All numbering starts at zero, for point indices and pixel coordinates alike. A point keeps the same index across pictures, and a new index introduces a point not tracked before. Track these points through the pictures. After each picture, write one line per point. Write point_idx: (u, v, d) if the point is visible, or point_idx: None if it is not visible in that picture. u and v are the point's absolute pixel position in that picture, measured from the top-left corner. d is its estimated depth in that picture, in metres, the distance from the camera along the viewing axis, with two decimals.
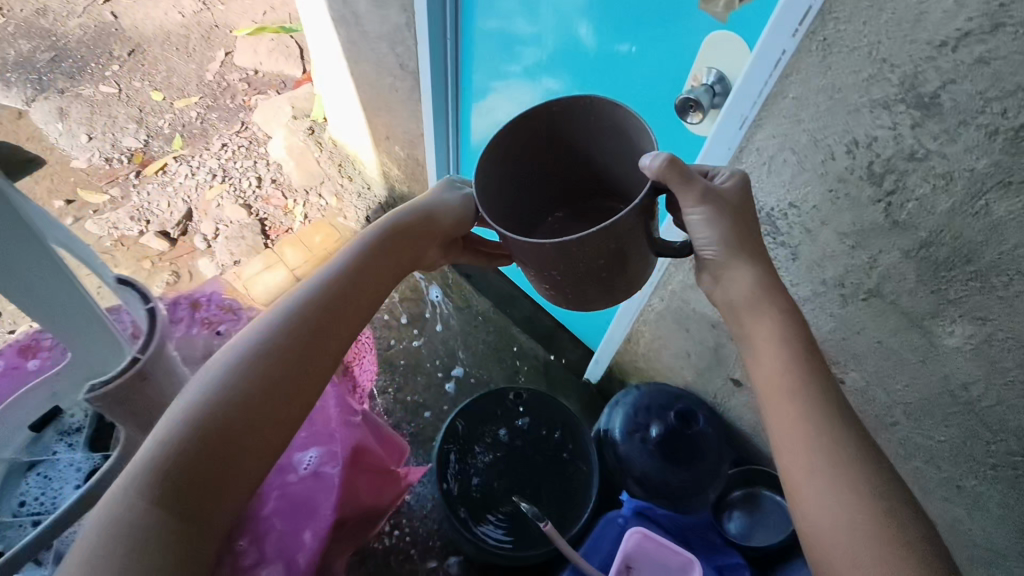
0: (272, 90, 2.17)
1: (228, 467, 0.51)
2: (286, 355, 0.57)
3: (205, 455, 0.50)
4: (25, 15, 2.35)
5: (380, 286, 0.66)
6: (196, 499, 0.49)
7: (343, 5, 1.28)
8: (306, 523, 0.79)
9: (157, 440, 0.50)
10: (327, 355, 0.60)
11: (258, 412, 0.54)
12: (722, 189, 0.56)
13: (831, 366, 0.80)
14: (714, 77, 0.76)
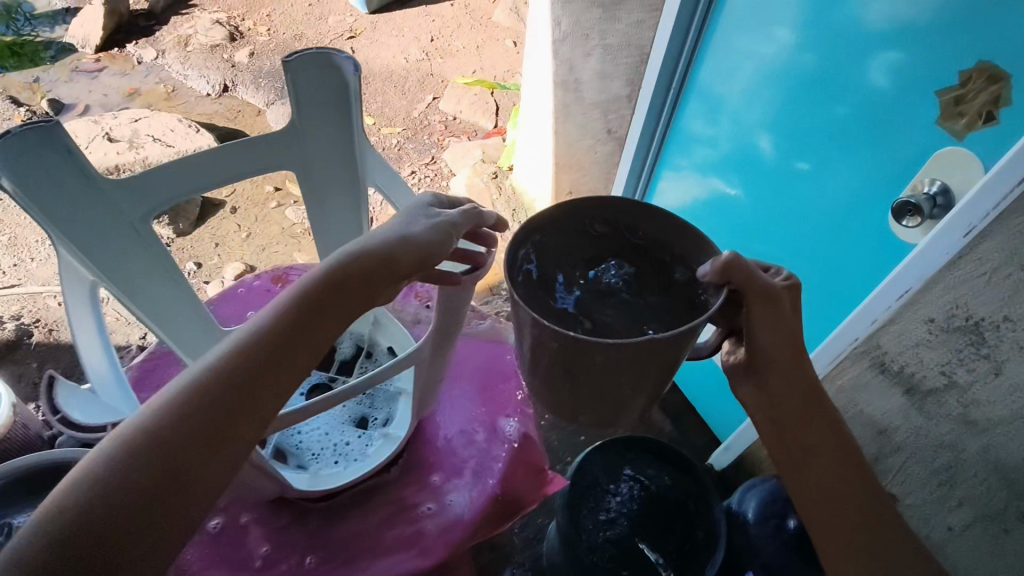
0: (463, 136, 2.37)
1: (187, 476, 0.53)
2: (232, 376, 0.56)
3: (172, 454, 0.52)
4: (284, 36, 2.76)
5: (350, 308, 0.63)
6: (168, 483, 0.51)
7: (566, 71, 1.40)
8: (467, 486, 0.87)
9: (164, 397, 0.54)
10: (264, 395, 0.58)
11: (206, 418, 0.54)
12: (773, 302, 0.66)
13: (1016, 497, 0.78)
14: (937, 188, 0.81)
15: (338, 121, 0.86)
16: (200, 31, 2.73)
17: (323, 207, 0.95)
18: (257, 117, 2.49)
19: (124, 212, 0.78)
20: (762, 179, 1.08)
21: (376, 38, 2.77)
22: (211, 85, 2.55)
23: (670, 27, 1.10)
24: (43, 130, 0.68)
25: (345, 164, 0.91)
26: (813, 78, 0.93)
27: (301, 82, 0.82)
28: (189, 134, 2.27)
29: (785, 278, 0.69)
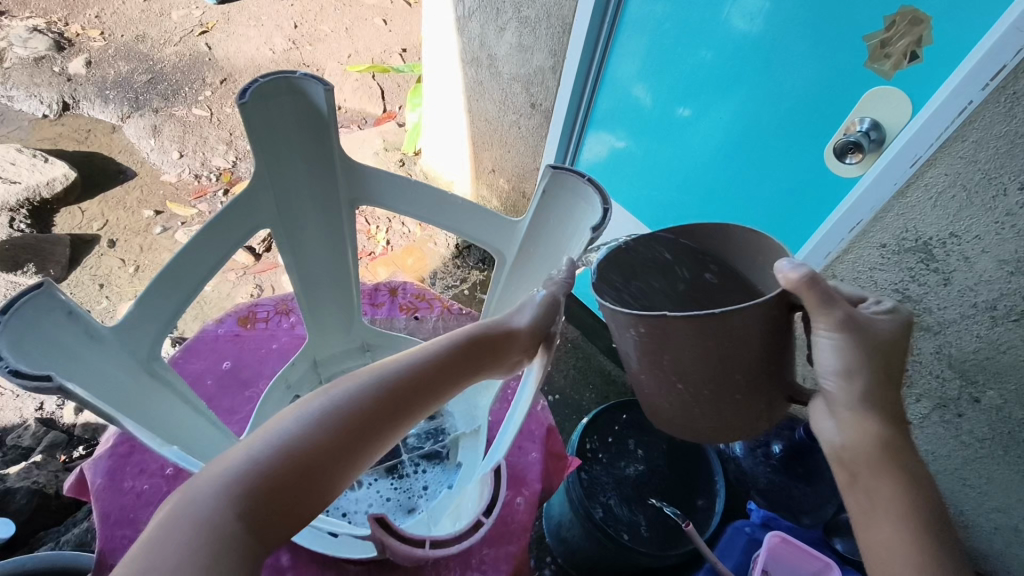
0: (354, 126, 2.18)
1: (331, 471, 0.45)
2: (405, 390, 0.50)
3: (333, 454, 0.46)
4: (123, 39, 2.44)
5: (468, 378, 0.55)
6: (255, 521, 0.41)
7: (480, 48, 1.42)
8: (514, 495, 0.81)
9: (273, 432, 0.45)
10: (404, 429, 0.51)
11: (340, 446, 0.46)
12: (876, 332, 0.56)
13: (968, 385, 0.89)
14: (868, 124, 0.87)
15: (321, 158, 0.63)
16: (16, 41, 2.34)
17: (301, 251, 0.69)
18: (113, 134, 2.21)
19: (119, 357, 0.49)
20: (655, 143, 1.22)
21: (232, 30, 2.52)
22: (47, 105, 2.21)
23: (588, 9, 1.14)
24: (43, 298, 0.41)
25: (326, 192, 0.66)
26: (685, 38, 1.06)
27: (264, 120, 0.57)
28: (36, 166, 1.97)
29: (883, 306, 0.58)
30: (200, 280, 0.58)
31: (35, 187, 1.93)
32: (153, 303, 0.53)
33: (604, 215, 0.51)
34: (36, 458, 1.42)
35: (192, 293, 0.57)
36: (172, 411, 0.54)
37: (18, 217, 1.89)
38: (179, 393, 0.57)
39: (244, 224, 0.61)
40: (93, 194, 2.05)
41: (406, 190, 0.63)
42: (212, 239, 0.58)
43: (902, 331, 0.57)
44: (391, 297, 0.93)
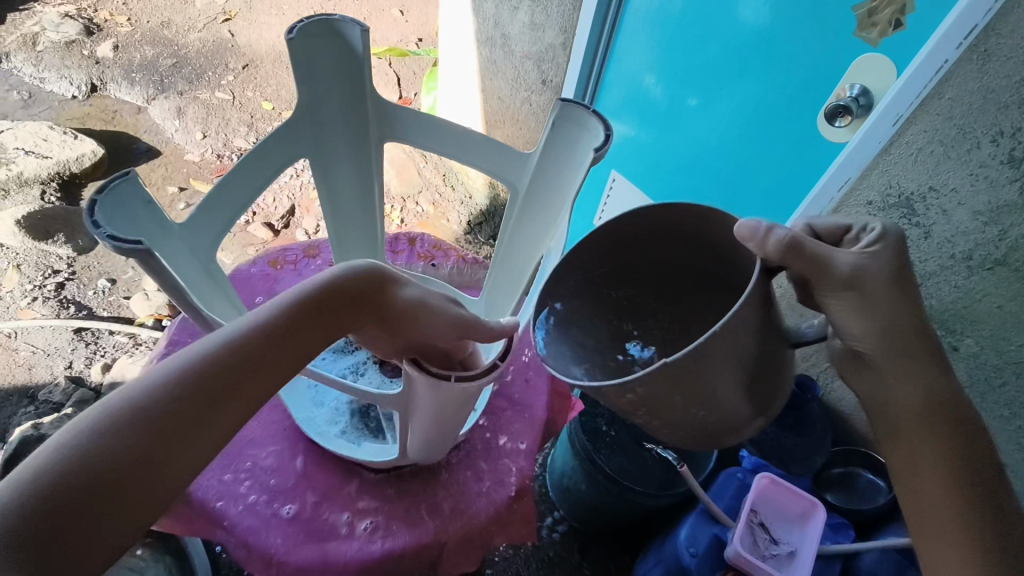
0: None
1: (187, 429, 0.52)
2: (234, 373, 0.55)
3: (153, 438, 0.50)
4: (150, 25, 2.53)
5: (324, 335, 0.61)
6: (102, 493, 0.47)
7: (494, 28, 1.49)
8: (521, 420, 0.88)
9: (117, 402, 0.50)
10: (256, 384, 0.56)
11: (189, 404, 0.52)
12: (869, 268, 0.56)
13: (947, 334, 0.95)
14: (858, 90, 0.93)
15: (355, 96, 0.70)
16: (48, 26, 2.44)
17: (332, 185, 0.77)
18: (139, 115, 2.29)
19: (181, 251, 0.57)
20: (657, 118, 1.29)
21: (254, 19, 2.61)
22: (77, 86, 2.30)
23: None
24: (132, 181, 0.49)
25: (356, 128, 0.73)
26: (687, 13, 1.13)
27: (308, 56, 0.65)
28: (67, 142, 2.06)
29: (875, 233, 0.58)
30: (246, 197, 0.64)
31: (65, 162, 2.02)
32: (213, 211, 0.61)
33: (606, 137, 0.58)
34: (67, 411, 1.51)
35: (243, 210, 0.64)
36: (221, 307, 0.61)
37: (48, 189, 1.98)
38: (226, 296, 0.65)
39: (285, 153, 0.68)
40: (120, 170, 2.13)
41: (432, 126, 0.70)
42: (260, 162, 0.65)
43: (903, 250, 0.57)
44: (408, 246, 1.00)
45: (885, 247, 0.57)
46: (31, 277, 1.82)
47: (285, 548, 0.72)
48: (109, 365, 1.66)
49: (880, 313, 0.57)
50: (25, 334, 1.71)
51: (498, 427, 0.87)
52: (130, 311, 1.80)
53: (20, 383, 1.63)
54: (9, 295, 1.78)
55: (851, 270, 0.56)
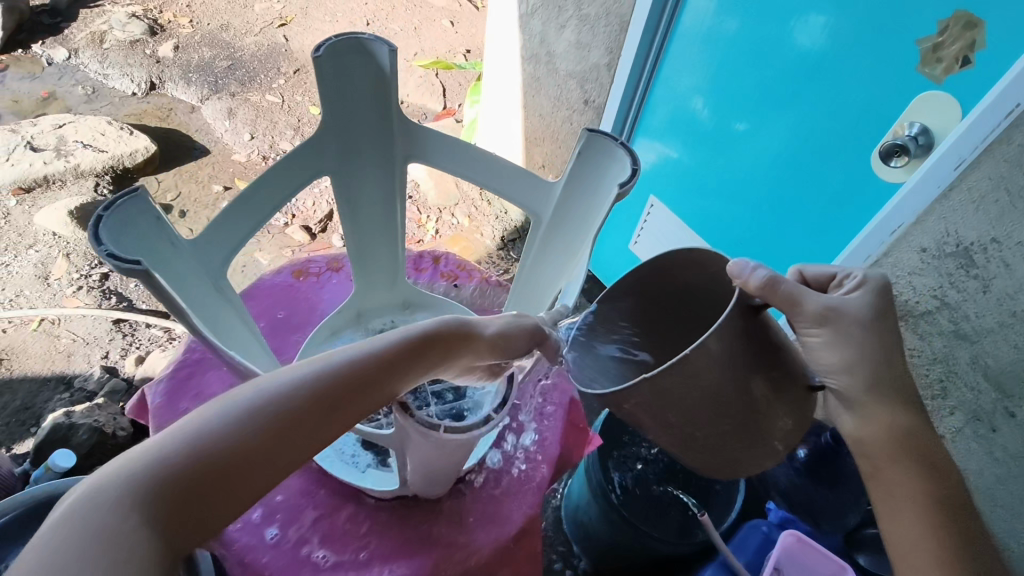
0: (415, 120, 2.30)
1: (309, 441, 0.47)
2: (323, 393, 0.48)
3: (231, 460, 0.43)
4: (210, 28, 2.61)
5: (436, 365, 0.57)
6: (203, 498, 0.42)
7: (539, 45, 1.47)
8: (533, 456, 0.85)
9: (247, 400, 0.45)
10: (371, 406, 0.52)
11: (317, 414, 0.48)
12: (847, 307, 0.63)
13: (1004, 398, 0.88)
14: (917, 129, 0.87)
15: (381, 117, 0.69)
16: (115, 25, 2.54)
17: (356, 204, 0.76)
18: (192, 114, 2.35)
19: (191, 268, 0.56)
20: (703, 139, 1.23)
21: (309, 25, 2.66)
22: (137, 83, 2.39)
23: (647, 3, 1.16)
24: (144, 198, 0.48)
25: (382, 148, 0.72)
26: (741, 39, 1.08)
27: (331, 75, 0.64)
28: (123, 137, 2.13)
29: (856, 280, 0.65)
30: (258, 219, 0.63)
31: (120, 156, 2.09)
32: (226, 230, 0.60)
33: (633, 173, 0.55)
34: (98, 401, 1.54)
35: (261, 226, 0.64)
36: (230, 325, 0.60)
37: (102, 182, 2.05)
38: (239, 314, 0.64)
39: (305, 170, 0.67)
40: (170, 167, 2.19)
41: (457, 150, 0.68)
42: (280, 178, 0.64)
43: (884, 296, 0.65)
44: (432, 264, 0.97)
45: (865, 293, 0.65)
46: (78, 267, 1.87)
47: (279, 570, 0.70)
48: (143, 357, 1.70)
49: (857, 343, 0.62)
50: (67, 322, 1.77)
51: (507, 461, 0.83)
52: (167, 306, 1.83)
53: (58, 370, 1.68)
54: (57, 282, 1.83)
55: (822, 310, 0.61)
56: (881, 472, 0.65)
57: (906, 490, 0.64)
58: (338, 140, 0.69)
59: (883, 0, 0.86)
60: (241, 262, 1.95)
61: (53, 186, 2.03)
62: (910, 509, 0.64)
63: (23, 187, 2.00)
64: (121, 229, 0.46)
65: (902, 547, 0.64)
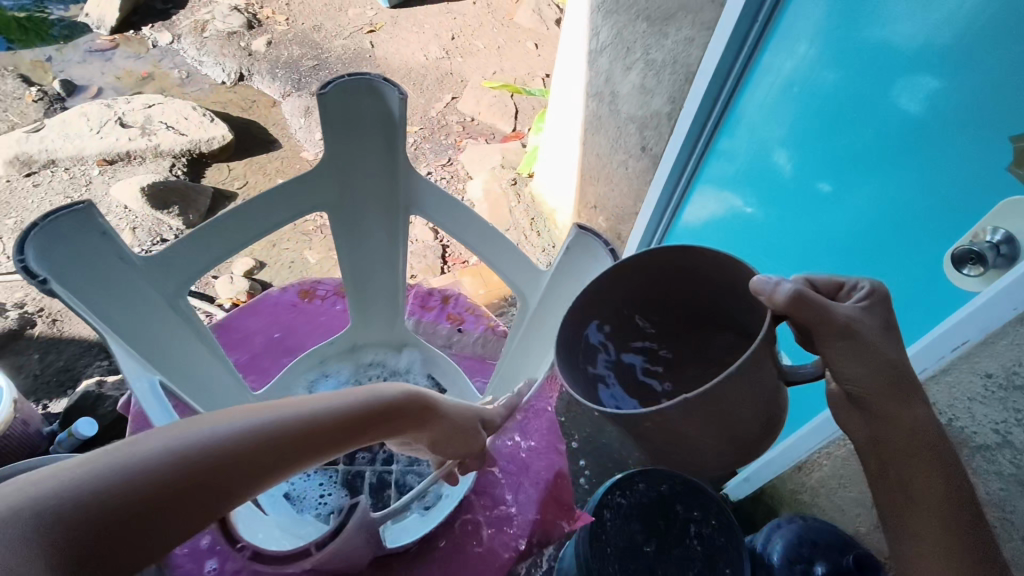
0: (482, 139, 2.29)
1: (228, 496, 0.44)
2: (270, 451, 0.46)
3: (162, 501, 0.41)
4: (304, 27, 2.71)
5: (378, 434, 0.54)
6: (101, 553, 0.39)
7: (604, 83, 1.41)
8: None
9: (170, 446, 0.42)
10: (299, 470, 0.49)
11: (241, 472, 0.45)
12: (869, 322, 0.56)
13: None
14: (1001, 236, 0.75)
15: (387, 165, 0.76)
16: (218, 16, 2.67)
17: (354, 244, 0.82)
18: (272, 108, 2.44)
19: (139, 286, 0.66)
20: (779, 196, 1.10)
21: (397, 34, 2.72)
22: (228, 73, 2.50)
23: (721, 46, 1.07)
24: (81, 215, 0.57)
25: (383, 198, 0.79)
26: (841, 100, 0.94)
27: (336, 116, 0.71)
28: (203, 123, 2.22)
29: (863, 291, 0.58)
30: (225, 249, 0.72)
31: (197, 141, 2.18)
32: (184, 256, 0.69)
33: None
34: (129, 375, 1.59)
35: (233, 252, 0.73)
36: (166, 342, 0.68)
37: (177, 163, 2.15)
38: (195, 330, 0.73)
39: (302, 199, 0.74)
40: (242, 156, 2.26)
41: (448, 206, 0.75)
42: (272, 202, 0.72)
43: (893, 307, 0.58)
44: (441, 304, 0.98)
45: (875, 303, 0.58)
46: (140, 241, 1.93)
47: None
48: None
49: (875, 357, 0.57)
50: None
51: None
52: (212, 291, 1.88)
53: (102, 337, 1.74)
54: None
55: (847, 319, 0.55)
56: (900, 476, 0.62)
57: (923, 496, 0.61)
58: (342, 175, 0.76)
59: (997, 82, 0.74)
60: (290, 257, 1.99)
61: (133, 161, 2.14)
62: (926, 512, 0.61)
63: (106, 159, 2.12)
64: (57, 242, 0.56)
65: (922, 554, 0.61)
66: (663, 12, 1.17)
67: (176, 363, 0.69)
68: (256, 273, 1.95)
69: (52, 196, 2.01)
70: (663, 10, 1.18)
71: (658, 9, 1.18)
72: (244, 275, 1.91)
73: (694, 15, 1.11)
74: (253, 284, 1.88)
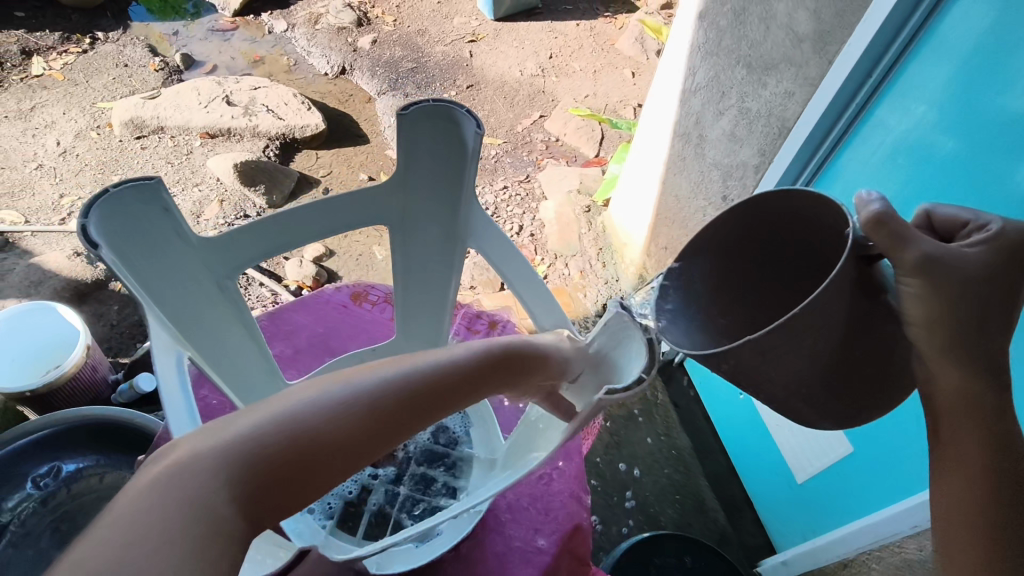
0: (563, 161, 2.28)
1: (389, 434, 0.62)
2: (412, 396, 0.65)
3: (352, 430, 0.59)
4: (409, 30, 2.79)
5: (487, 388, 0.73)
6: (300, 473, 0.56)
7: (693, 125, 1.37)
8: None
9: (350, 389, 0.61)
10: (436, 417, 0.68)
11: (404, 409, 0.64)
12: (966, 267, 0.54)
13: None
14: None
15: (453, 197, 0.79)
16: (331, 11, 2.80)
17: (411, 264, 0.87)
18: (366, 104, 2.52)
19: (190, 264, 0.68)
20: None
21: (496, 46, 2.75)
22: (331, 66, 2.61)
23: (823, 100, 1.00)
24: (147, 190, 0.59)
25: (444, 225, 0.82)
26: (968, 169, 0.83)
27: (412, 142, 0.74)
28: (300, 111, 2.32)
29: (987, 232, 0.56)
30: (274, 244, 0.75)
31: (292, 127, 2.28)
32: (240, 245, 0.72)
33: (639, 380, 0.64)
34: None
35: (284, 246, 0.75)
36: (204, 318, 0.71)
37: (271, 145, 2.25)
38: (238, 311, 0.76)
39: (360, 212, 0.78)
40: (331, 146, 2.35)
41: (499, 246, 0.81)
42: (331, 210, 0.75)
43: (1006, 257, 0.56)
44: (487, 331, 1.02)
45: (990, 248, 0.55)
46: (225, 214, 2.02)
47: None
48: None
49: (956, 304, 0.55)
50: None
51: None
52: (282, 271, 1.95)
53: None
54: (204, 223, 1.99)
55: (941, 258, 0.54)
56: (944, 433, 0.62)
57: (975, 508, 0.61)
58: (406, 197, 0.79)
59: None
60: (359, 250, 2.05)
61: (232, 138, 2.26)
62: (972, 473, 0.61)
63: (208, 132, 2.24)
64: (119, 214, 0.58)
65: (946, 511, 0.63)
66: (765, 62, 1.12)
67: (211, 340, 0.72)
68: (326, 261, 2.01)
69: (156, 161, 2.15)
70: (765, 59, 1.12)
71: (760, 57, 1.13)
72: (313, 260, 1.97)
73: (798, 68, 1.05)
74: (320, 270, 1.95)
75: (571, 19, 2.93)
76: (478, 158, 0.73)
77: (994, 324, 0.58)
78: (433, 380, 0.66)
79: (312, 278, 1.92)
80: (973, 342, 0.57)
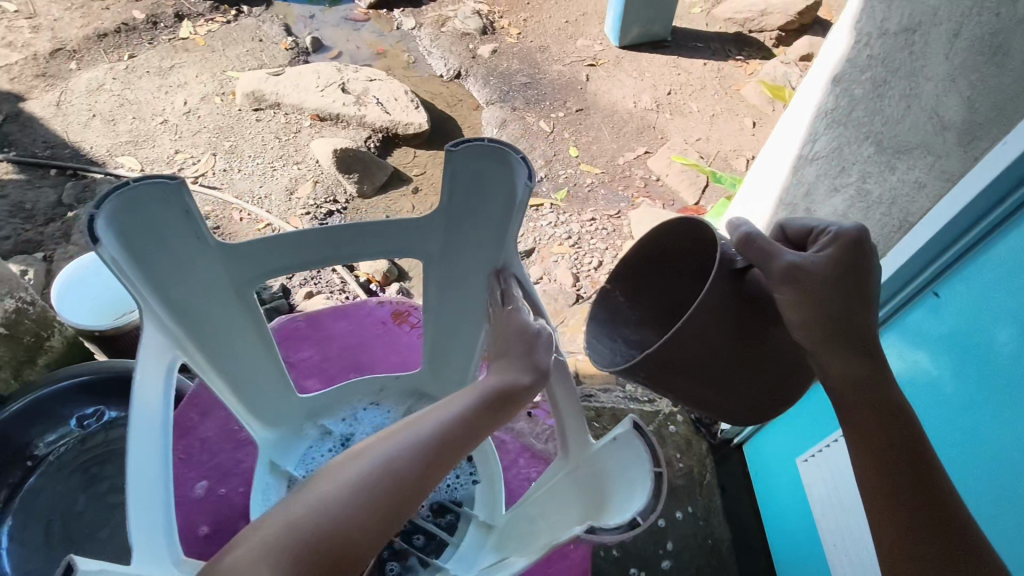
0: (659, 202, 2.17)
1: (414, 500, 0.63)
2: (426, 457, 0.64)
3: (382, 501, 0.60)
4: (530, 45, 2.78)
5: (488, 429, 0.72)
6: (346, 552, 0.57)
7: (802, 196, 1.24)
8: None
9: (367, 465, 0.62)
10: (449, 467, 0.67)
11: (420, 474, 0.63)
12: (822, 275, 0.61)
13: None
14: None
15: (498, 247, 0.84)
16: (459, 16, 2.84)
17: (443, 300, 0.91)
18: (473, 111, 2.52)
19: (210, 264, 0.78)
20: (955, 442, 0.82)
21: (614, 74, 2.68)
22: (447, 69, 2.64)
23: (925, 231, 0.84)
24: (169, 190, 0.68)
25: (487, 271, 0.87)
26: None
27: (462, 185, 0.79)
28: (408, 108, 2.35)
29: (828, 236, 0.63)
30: (289, 260, 0.82)
31: (397, 122, 2.31)
32: (259, 258, 0.80)
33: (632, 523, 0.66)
34: None
35: (298, 265, 0.83)
36: (212, 313, 0.80)
37: (373, 137, 2.29)
38: (251, 314, 0.85)
39: (380, 244, 0.83)
40: (430, 146, 2.36)
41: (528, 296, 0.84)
42: (344, 239, 0.81)
43: (856, 253, 0.62)
44: None
45: (840, 245, 0.62)
46: (316, 195, 2.07)
47: None
48: (310, 294, 1.83)
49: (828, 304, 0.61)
50: None
51: None
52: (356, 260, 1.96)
53: None
54: (296, 200, 2.05)
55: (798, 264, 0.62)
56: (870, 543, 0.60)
57: None
58: (453, 239, 0.85)
59: None
60: None
61: (339, 124, 2.32)
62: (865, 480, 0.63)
63: (319, 115, 2.32)
64: (138, 212, 0.67)
65: None
66: (899, 143, 0.98)
67: (216, 335, 0.81)
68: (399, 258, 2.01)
69: (266, 134, 2.25)
70: (899, 141, 0.98)
71: (893, 136, 0.99)
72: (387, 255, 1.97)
73: (936, 159, 0.92)
74: (392, 267, 1.94)
75: (699, 58, 2.81)
76: (526, 212, 0.77)
77: (861, 313, 0.63)
78: (439, 439, 0.66)
79: (382, 273, 1.92)
80: (850, 331, 0.63)
